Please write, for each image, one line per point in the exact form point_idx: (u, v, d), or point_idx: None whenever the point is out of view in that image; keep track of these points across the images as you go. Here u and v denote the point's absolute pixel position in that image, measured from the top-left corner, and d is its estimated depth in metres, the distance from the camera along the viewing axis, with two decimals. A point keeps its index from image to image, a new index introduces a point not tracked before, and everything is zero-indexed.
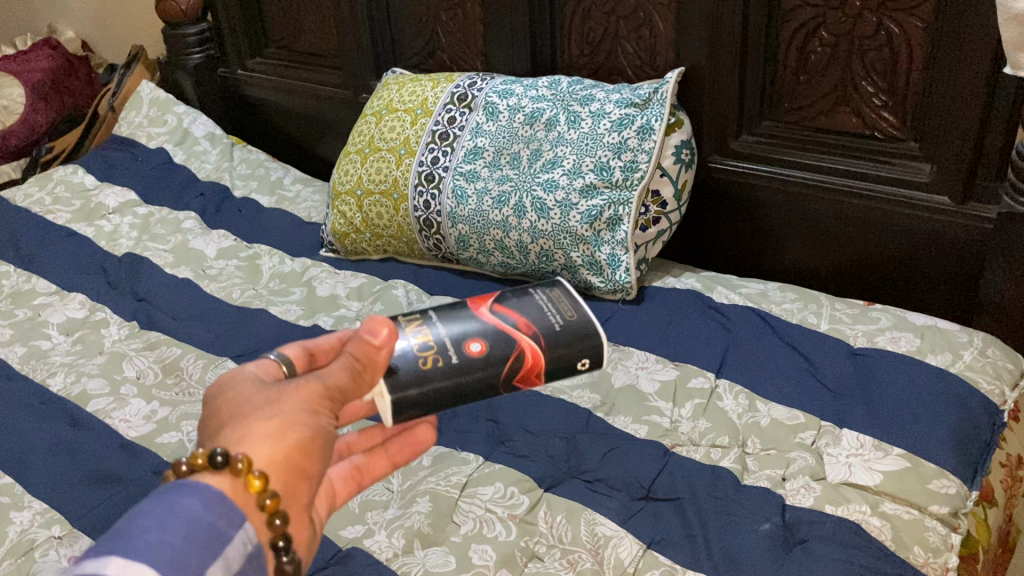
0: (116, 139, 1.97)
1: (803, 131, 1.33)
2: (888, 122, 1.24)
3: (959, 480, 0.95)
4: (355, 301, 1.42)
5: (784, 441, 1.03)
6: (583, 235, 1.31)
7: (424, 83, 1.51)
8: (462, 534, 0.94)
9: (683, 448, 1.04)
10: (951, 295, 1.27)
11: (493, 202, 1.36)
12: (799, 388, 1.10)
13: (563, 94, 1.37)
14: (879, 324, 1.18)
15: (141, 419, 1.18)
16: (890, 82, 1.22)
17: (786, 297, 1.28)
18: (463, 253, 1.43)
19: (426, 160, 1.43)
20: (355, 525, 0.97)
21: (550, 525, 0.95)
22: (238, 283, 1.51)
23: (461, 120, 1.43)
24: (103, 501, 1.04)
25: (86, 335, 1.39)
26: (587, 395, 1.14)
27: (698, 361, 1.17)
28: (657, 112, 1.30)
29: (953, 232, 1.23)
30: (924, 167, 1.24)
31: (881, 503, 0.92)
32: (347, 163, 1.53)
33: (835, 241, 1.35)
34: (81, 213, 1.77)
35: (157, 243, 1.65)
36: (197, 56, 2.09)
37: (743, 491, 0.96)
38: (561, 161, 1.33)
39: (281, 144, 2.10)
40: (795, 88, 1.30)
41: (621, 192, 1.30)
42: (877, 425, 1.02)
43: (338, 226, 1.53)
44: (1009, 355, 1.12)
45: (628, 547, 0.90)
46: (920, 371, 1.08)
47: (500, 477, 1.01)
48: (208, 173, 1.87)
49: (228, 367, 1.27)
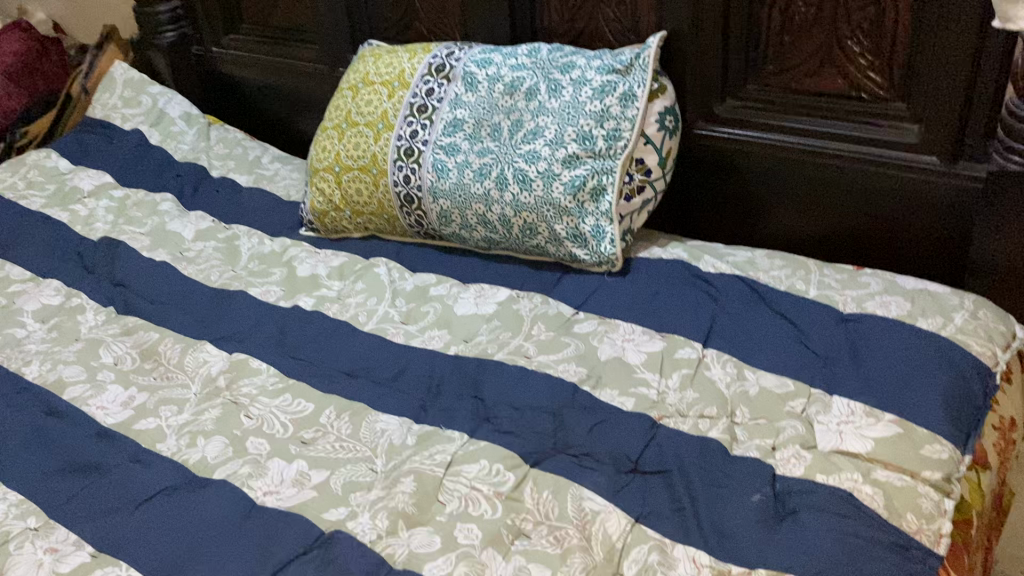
0: (91, 122, 1.92)
1: (789, 94, 1.30)
2: (875, 82, 1.22)
3: (952, 445, 0.93)
4: (336, 280, 1.39)
5: (774, 410, 1.01)
6: (567, 207, 1.27)
7: (401, 55, 1.47)
8: (447, 513, 0.92)
9: (671, 419, 1.02)
10: (942, 257, 1.25)
11: (474, 175, 1.33)
12: (789, 355, 1.08)
13: (543, 62, 1.34)
14: (869, 289, 1.16)
15: (119, 405, 1.15)
16: (876, 40, 1.19)
17: (774, 265, 1.25)
18: (445, 228, 1.40)
19: (404, 134, 1.39)
20: (338, 508, 0.95)
21: (537, 502, 0.93)
22: (217, 265, 1.48)
23: (439, 92, 1.39)
24: (80, 490, 1.01)
25: (62, 322, 1.36)
26: (573, 368, 1.12)
27: (685, 332, 1.15)
28: (639, 78, 1.28)
29: (943, 193, 1.20)
30: (912, 128, 1.21)
31: (873, 471, 0.91)
32: (324, 138, 1.50)
33: (823, 205, 1.33)
34: (55, 198, 1.73)
35: (134, 227, 1.62)
36: (170, 35, 2.05)
37: (732, 462, 0.94)
38: (543, 131, 1.30)
39: (259, 122, 2.06)
40: (780, 50, 1.27)
41: (604, 161, 1.28)
42: (868, 391, 1.00)
43: (317, 204, 1.49)
44: (1001, 316, 1.10)
45: (616, 522, 0.89)
46: (911, 335, 1.06)
47: (485, 455, 0.99)
48: (184, 153, 1.83)
49: (207, 350, 1.25)
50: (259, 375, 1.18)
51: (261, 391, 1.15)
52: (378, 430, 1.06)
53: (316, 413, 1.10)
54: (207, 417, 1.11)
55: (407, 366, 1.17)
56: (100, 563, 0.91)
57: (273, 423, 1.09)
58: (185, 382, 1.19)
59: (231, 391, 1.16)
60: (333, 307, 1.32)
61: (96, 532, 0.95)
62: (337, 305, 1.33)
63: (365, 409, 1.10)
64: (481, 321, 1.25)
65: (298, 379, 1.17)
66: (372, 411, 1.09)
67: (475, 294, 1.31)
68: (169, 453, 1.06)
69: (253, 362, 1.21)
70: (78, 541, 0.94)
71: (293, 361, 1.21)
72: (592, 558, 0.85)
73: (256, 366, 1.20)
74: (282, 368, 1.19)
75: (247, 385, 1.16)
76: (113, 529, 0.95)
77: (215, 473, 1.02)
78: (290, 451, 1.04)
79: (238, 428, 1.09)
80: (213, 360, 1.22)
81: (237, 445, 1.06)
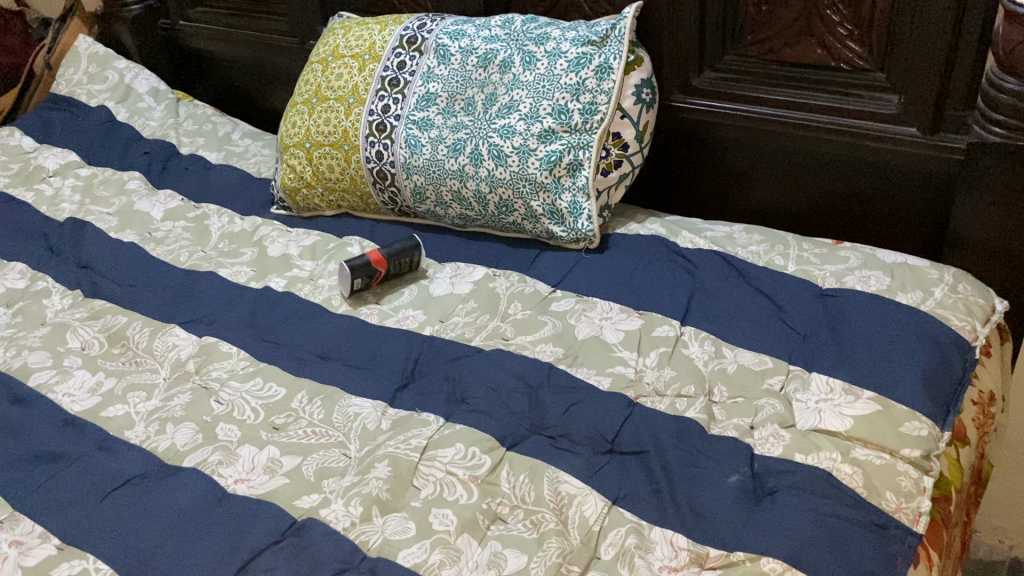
0: (56, 98, 1.87)
1: (767, 65, 1.28)
2: (854, 52, 1.19)
3: (932, 422, 0.92)
4: (308, 260, 1.37)
5: (752, 388, 1.00)
6: (543, 183, 1.25)
7: (371, 26, 1.43)
8: (423, 498, 0.90)
9: (648, 399, 1.00)
10: (921, 230, 1.24)
11: (448, 150, 1.30)
12: (767, 332, 1.07)
13: (517, 34, 1.31)
14: (849, 264, 1.15)
15: (86, 392, 1.13)
16: (856, 9, 1.16)
17: (753, 239, 1.23)
18: (420, 205, 1.37)
19: (376, 109, 1.36)
20: (310, 494, 0.93)
21: (513, 485, 0.91)
22: (186, 245, 1.44)
23: (411, 65, 1.36)
24: (45, 480, 0.99)
25: (27, 306, 1.33)
26: (550, 348, 1.10)
27: (662, 309, 1.14)
28: (615, 50, 1.24)
29: (922, 165, 1.19)
30: (892, 99, 1.19)
31: (852, 449, 0.90)
32: (294, 114, 1.46)
33: (802, 177, 1.31)
34: (20, 178, 1.69)
35: (101, 207, 1.58)
36: (135, 8, 2.00)
37: (710, 441, 0.93)
38: (518, 105, 1.27)
39: (229, 97, 2.02)
40: (758, 21, 1.25)
41: (581, 135, 1.25)
42: (848, 368, 0.99)
43: (288, 182, 1.46)
44: (981, 290, 1.09)
45: (593, 504, 0.87)
46: (891, 310, 1.05)
47: (460, 438, 0.97)
48: (152, 130, 1.79)
49: (176, 333, 1.22)
50: (229, 359, 1.16)
51: (231, 374, 1.13)
52: (351, 414, 1.04)
53: (288, 397, 1.08)
54: (176, 402, 1.09)
55: (380, 347, 1.15)
56: (67, 555, 0.89)
57: (244, 408, 1.07)
58: (154, 367, 1.16)
59: (201, 376, 1.13)
60: (305, 288, 1.30)
61: (62, 523, 0.93)
62: (310, 285, 1.30)
63: (338, 392, 1.07)
64: (457, 301, 1.23)
65: (270, 362, 1.15)
66: (345, 394, 1.07)
67: (451, 274, 1.29)
68: (137, 441, 1.03)
69: (224, 346, 1.18)
70: (44, 533, 0.92)
71: (264, 343, 1.19)
72: (568, 543, 0.84)
73: (226, 350, 1.17)
74: (252, 351, 1.17)
75: (217, 369, 1.14)
76: (79, 519, 0.93)
77: (185, 460, 1.00)
78: (261, 437, 1.02)
79: (208, 414, 1.06)
80: (183, 343, 1.20)
81: (207, 432, 1.04)
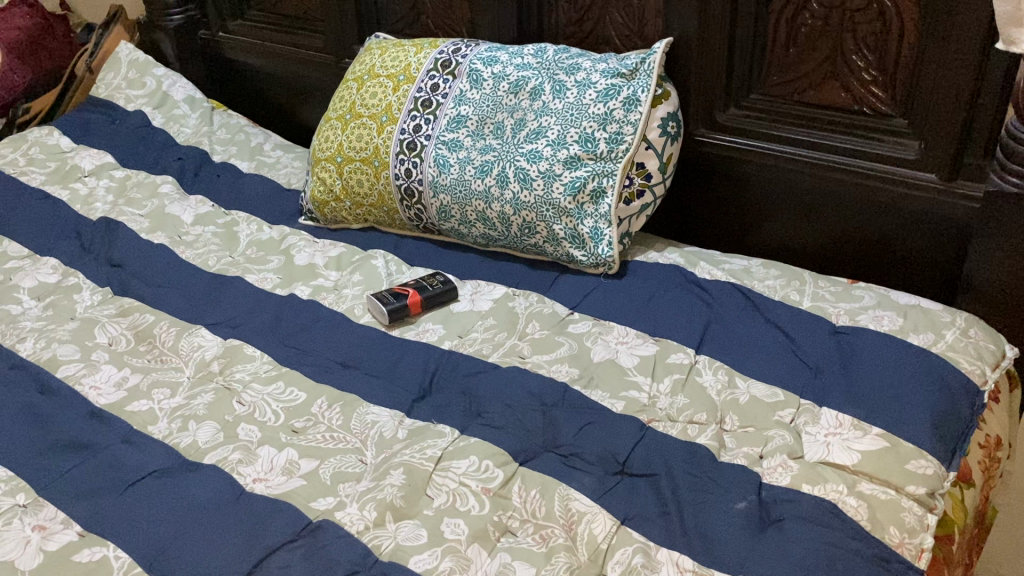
0: (95, 101, 1.92)
1: (792, 105, 1.31)
2: (877, 98, 1.23)
3: (938, 461, 0.94)
4: (333, 270, 1.40)
5: (763, 418, 1.02)
6: (566, 208, 1.28)
7: (407, 48, 1.47)
8: (435, 507, 0.93)
9: (660, 423, 1.02)
10: (935, 273, 1.26)
11: (475, 171, 1.33)
12: (779, 365, 1.09)
13: (548, 63, 1.35)
14: (863, 303, 1.17)
15: (112, 386, 1.16)
16: (881, 56, 1.20)
17: (769, 274, 1.26)
18: (445, 223, 1.41)
19: (408, 128, 1.40)
20: (326, 497, 0.95)
21: (524, 500, 0.93)
22: (215, 250, 1.48)
23: (444, 88, 1.40)
24: (70, 469, 1.01)
25: (58, 300, 1.37)
26: (566, 368, 1.12)
27: (677, 337, 1.16)
28: (643, 83, 1.28)
29: (939, 210, 1.21)
30: (913, 144, 1.22)
31: (858, 483, 0.91)
32: (327, 129, 1.50)
33: (820, 216, 1.34)
34: (56, 176, 1.73)
35: (133, 208, 1.62)
36: (177, 18, 2.06)
37: (719, 467, 0.95)
38: (546, 131, 1.30)
39: (262, 109, 2.07)
40: (785, 62, 1.28)
41: (605, 164, 1.28)
42: (857, 404, 1.01)
43: (318, 194, 1.50)
44: (991, 335, 1.11)
45: (602, 523, 0.89)
46: (902, 350, 1.07)
47: (474, 450, 0.99)
48: (186, 137, 1.83)
49: (202, 334, 1.25)
50: (253, 361, 1.19)
51: (254, 377, 1.16)
52: (368, 422, 1.06)
53: (308, 402, 1.10)
54: (200, 401, 1.12)
55: (400, 358, 1.18)
56: (88, 542, 0.91)
57: (265, 410, 1.09)
58: (179, 366, 1.20)
59: (224, 377, 1.16)
60: (329, 297, 1.33)
61: (85, 511, 0.95)
62: (334, 295, 1.33)
63: (357, 399, 1.10)
64: (476, 317, 1.25)
65: (292, 367, 1.17)
66: (364, 402, 1.10)
67: (471, 292, 1.32)
68: (160, 436, 1.06)
69: (248, 349, 1.21)
70: (67, 519, 0.94)
71: (287, 348, 1.22)
72: (576, 559, 0.86)
73: (250, 353, 1.20)
74: (275, 356, 1.20)
75: (241, 371, 1.17)
76: (101, 509, 0.95)
77: (206, 457, 1.02)
78: (281, 439, 1.04)
79: (230, 414, 1.09)
80: (208, 345, 1.23)
81: (228, 431, 1.06)
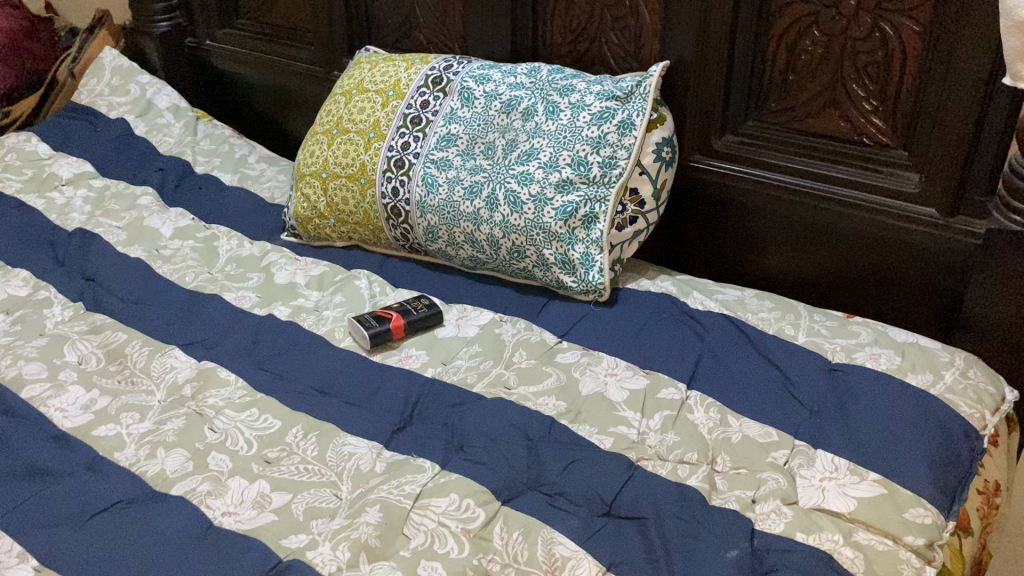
0: (76, 107, 1.87)
1: (790, 133, 1.28)
2: (877, 128, 1.20)
3: (937, 509, 0.91)
4: (315, 290, 1.36)
5: (756, 460, 0.98)
6: (557, 232, 1.24)
7: (397, 64, 1.44)
8: (412, 548, 0.88)
9: (649, 462, 0.98)
10: (933, 309, 1.23)
11: (465, 192, 1.29)
12: (774, 404, 1.05)
13: (542, 83, 1.31)
14: (859, 339, 1.14)
15: (79, 408, 1.11)
16: (882, 86, 1.17)
17: (764, 306, 1.23)
18: (432, 244, 1.37)
19: (396, 145, 1.36)
20: (297, 535, 0.90)
21: (506, 542, 0.89)
22: (193, 266, 1.44)
23: (434, 105, 1.36)
24: (28, 498, 0.96)
25: (28, 314, 1.32)
26: (552, 401, 1.08)
27: (668, 370, 1.12)
28: (639, 106, 1.24)
29: (939, 245, 1.18)
30: (913, 177, 1.19)
31: (855, 532, 0.88)
32: (313, 143, 1.46)
33: (817, 248, 1.30)
34: (32, 184, 1.68)
35: (111, 220, 1.57)
36: (164, 24, 2.02)
37: (710, 512, 0.91)
38: (538, 153, 1.27)
39: (250, 120, 2.03)
40: (784, 89, 1.26)
41: (598, 188, 1.24)
42: (854, 447, 0.97)
43: (301, 210, 1.46)
44: (991, 377, 1.08)
45: (586, 570, 0.85)
46: (899, 391, 1.04)
47: (455, 488, 0.95)
48: (169, 147, 1.79)
49: (175, 356, 1.20)
50: (227, 386, 1.14)
51: (227, 403, 1.11)
52: (345, 453, 1.02)
53: (283, 431, 1.06)
54: (170, 427, 1.07)
55: (380, 386, 1.13)
56: None
57: (238, 439, 1.05)
58: (150, 389, 1.15)
59: (197, 401, 1.11)
60: (309, 319, 1.28)
61: (41, 544, 0.90)
62: (314, 317, 1.29)
63: (334, 429, 1.06)
64: (461, 344, 1.21)
65: (267, 393, 1.13)
66: (341, 432, 1.05)
67: (457, 317, 1.28)
68: (126, 464, 1.01)
69: (222, 372, 1.17)
70: (22, 553, 0.89)
71: (263, 373, 1.17)
72: None
73: (225, 377, 1.16)
74: (251, 380, 1.15)
75: (214, 396, 1.12)
76: (60, 542, 0.90)
77: (173, 488, 0.97)
78: (253, 470, 1.00)
79: (201, 442, 1.04)
80: (181, 366, 1.18)
81: (197, 460, 1.02)
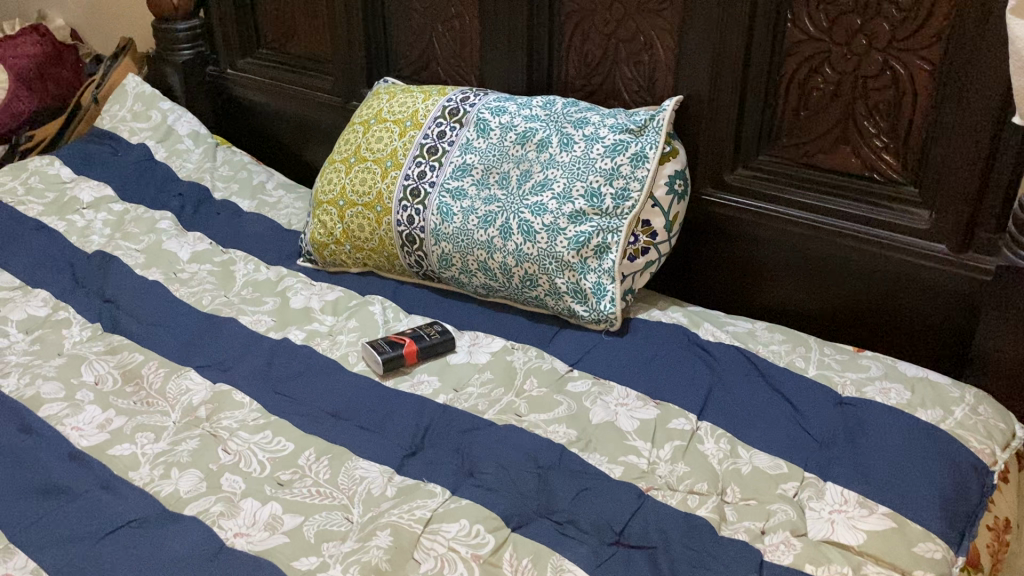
0: (98, 132, 1.90)
1: (800, 168, 1.30)
2: (888, 164, 1.21)
3: (946, 544, 0.91)
4: (329, 315, 1.37)
5: (765, 492, 0.98)
6: (569, 262, 1.26)
7: (415, 95, 1.47)
8: (422, 573, 0.88)
9: (659, 491, 0.99)
10: (944, 346, 1.23)
11: (479, 221, 1.31)
12: (782, 437, 1.06)
13: (557, 116, 1.34)
14: (869, 373, 1.14)
15: (95, 427, 1.12)
16: (893, 123, 1.19)
17: (774, 339, 1.24)
18: (445, 272, 1.38)
19: (412, 174, 1.38)
20: (308, 557, 0.91)
21: (515, 569, 0.89)
22: (209, 290, 1.46)
23: (451, 135, 1.39)
24: (44, 515, 0.97)
25: (46, 335, 1.34)
26: (563, 430, 1.09)
27: (679, 401, 1.13)
28: (652, 140, 1.26)
29: (948, 282, 1.19)
30: (923, 214, 1.20)
31: (864, 566, 0.88)
32: (331, 171, 1.49)
33: (827, 281, 1.31)
34: (54, 206, 1.72)
35: (129, 242, 1.60)
36: (188, 52, 2.05)
37: (720, 543, 0.91)
38: (551, 184, 1.28)
39: (269, 147, 2.06)
40: (795, 125, 1.27)
41: (611, 220, 1.26)
42: (864, 481, 0.98)
43: (317, 236, 1.48)
44: (1001, 413, 1.08)
45: None
46: (909, 426, 1.04)
47: (465, 514, 0.95)
48: (188, 172, 1.82)
49: (191, 377, 1.22)
50: (241, 408, 1.16)
51: (241, 425, 1.12)
52: (357, 477, 1.02)
53: (295, 454, 1.07)
54: (184, 447, 1.08)
55: (393, 411, 1.14)
56: None
57: (251, 461, 1.06)
58: (165, 410, 1.16)
59: (211, 423, 1.13)
60: (324, 343, 1.30)
61: (55, 561, 0.91)
62: (328, 341, 1.31)
63: (346, 453, 1.07)
64: (472, 371, 1.22)
65: (280, 416, 1.14)
66: (354, 456, 1.06)
67: (469, 343, 1.29)
68: (140, 483, 1.02)
69: (236, 395, 1.18)
70: (36, 569, 0.90)
71: (277, 396, 1.18)
72: None
73: (238, 400, 1.17)
74: (264, 404, 1.17)
75: (228, 419, 1.14)
76: (74, 559, 0.91)
77: (187, 507, 0.98)
78: (265, 492, 1.01)
79: (215, 463, 1.06)
80: (196, 389, 1.20)
81: (211, 481, 1.03)
